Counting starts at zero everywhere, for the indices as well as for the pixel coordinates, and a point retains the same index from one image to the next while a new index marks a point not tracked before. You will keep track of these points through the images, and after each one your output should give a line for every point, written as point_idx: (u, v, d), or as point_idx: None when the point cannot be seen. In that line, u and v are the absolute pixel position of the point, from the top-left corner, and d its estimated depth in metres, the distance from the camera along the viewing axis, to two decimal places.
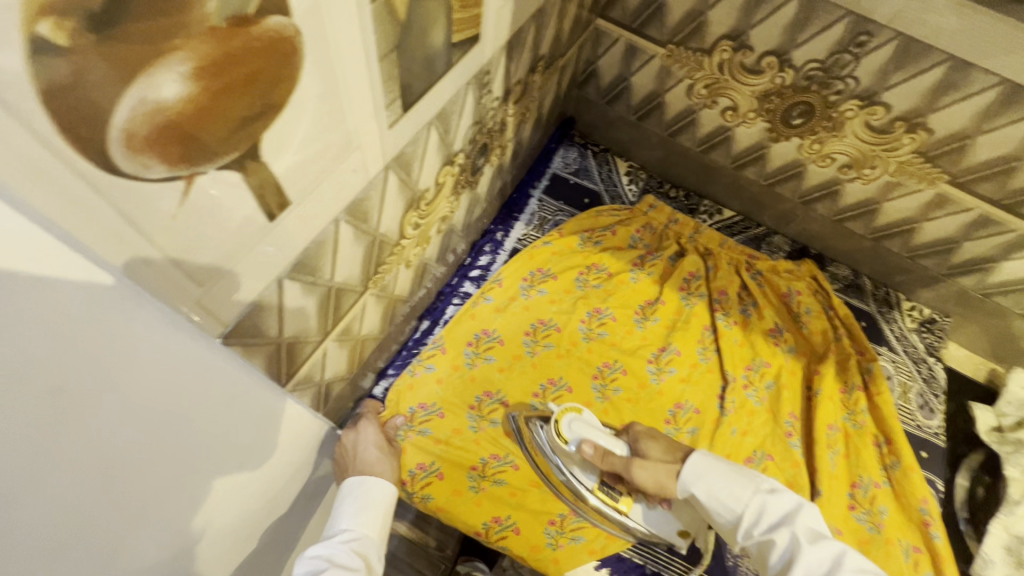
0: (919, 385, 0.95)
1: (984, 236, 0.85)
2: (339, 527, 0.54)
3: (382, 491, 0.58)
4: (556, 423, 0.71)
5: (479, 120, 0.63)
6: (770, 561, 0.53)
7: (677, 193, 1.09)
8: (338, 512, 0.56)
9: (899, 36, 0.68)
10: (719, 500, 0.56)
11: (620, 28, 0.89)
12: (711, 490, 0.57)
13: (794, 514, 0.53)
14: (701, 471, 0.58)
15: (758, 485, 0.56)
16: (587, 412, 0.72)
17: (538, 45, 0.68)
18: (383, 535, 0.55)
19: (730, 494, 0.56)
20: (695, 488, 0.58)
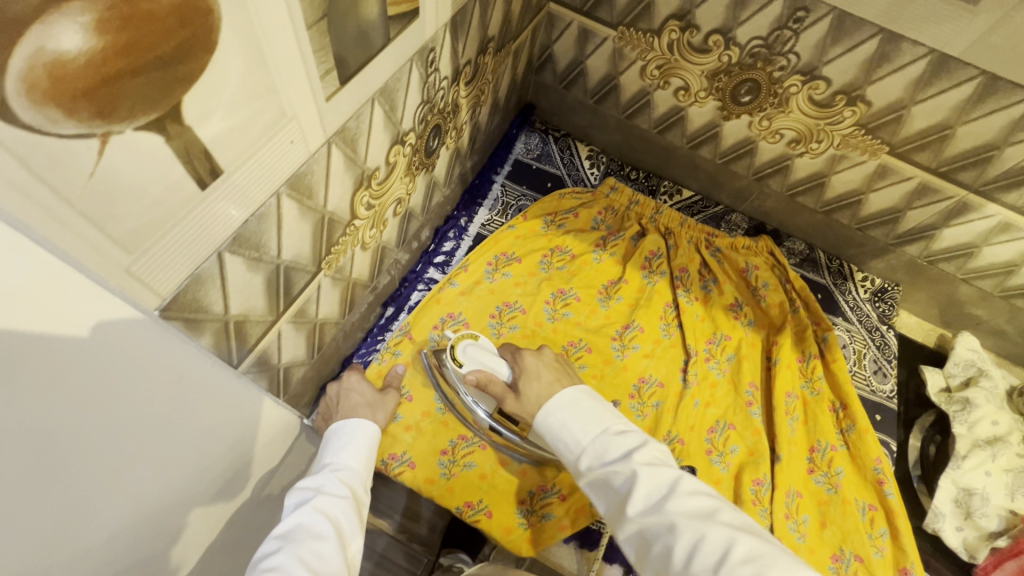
0: (871, 350, 0.99)
1: (925, 205, 0.88)
2: (327, 460, 0.59)
3: (371, 431, 0.63)
4: (452, 348, 0.74)
5: (428, 100, 0.64)
6: (614, 496, 0.53)
7: (637, 175, 1.12)
8: (329, 451, 0.60)
9: (833, 12, 0.71)
10: (568, 435, 0.58)
11: (572, 11, 0.90)
12: (568, 423, 0.58)
13: (637, 449, 0.54)
14: (564, 406, 0.59)
15: (606, 427, 0.57)
16: (482, 339, 0.75)
17: (485, 25, 0.69)
18: (367, 468, 0.60)
19: (585, 428, 0.57)
20: (551, 422, 0.59)
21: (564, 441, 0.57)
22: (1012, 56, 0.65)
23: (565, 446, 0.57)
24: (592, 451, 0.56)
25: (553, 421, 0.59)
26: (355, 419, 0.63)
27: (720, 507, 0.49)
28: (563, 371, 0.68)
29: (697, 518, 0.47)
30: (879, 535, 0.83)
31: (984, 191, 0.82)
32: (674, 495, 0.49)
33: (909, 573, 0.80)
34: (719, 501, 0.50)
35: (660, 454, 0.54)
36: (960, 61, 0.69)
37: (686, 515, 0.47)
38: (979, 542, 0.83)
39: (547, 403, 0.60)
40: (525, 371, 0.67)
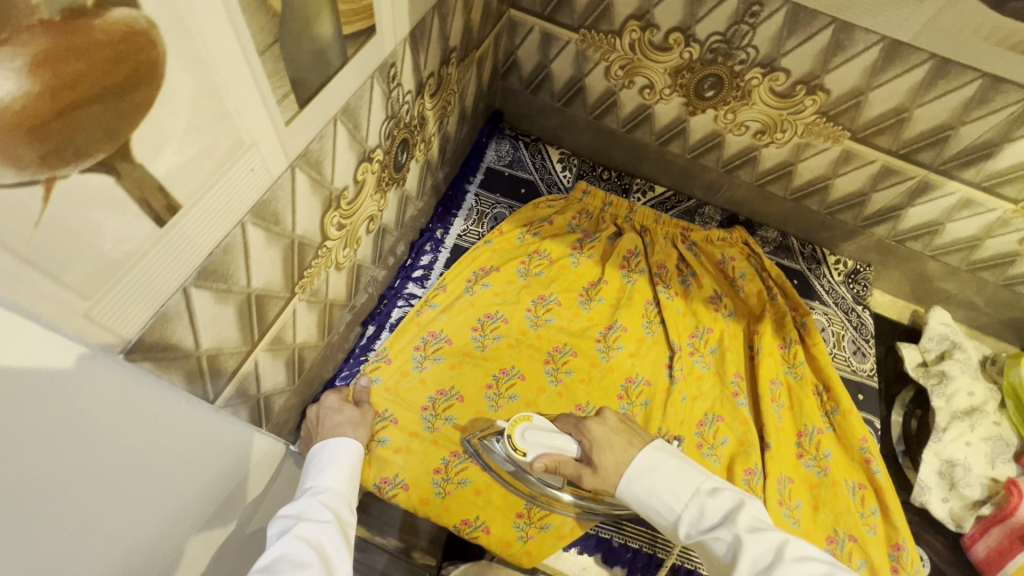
0: (849, 332, 1.01)
1: (889, 186, 0.90)
2: (309, 487, 0.56)
3: (353, 448, 0.62)
4: (509, 437, 0.64)
5: (393, 115, 0.63)
6: (719, 558, 0.51)
7: (609, 174, 1.12)
8: (309, 475, 0.58)
9: (786, 4, 0.73)
10: (658, 501, 0.56)
11: (533, 16, 0.91)
12: (656, 490, 0.56)
13: (735, 511, 0.52)
14: (645, 471, 0.57)
15: (698, 487, 0.55)
16: (538, 416, 0.66)
17: (446, 36, 0.69)
18: (350, 489, 0.58)
19: (675, 492, 0.55)
20: (638, 487, 0.57)
21: (656, 508, 0.56)
22: (960, 39, 0.68)
23: (657, 514, 0.56)
24: (688, 517, 0.54)
25: (639, 489, 0.57)
26: (336, 442, 0.62)
27: (833, 568, 0.47)
28: (635, 432, 0.62)
29: None
30: (870, 513, 0.84)
31: (944, 170, 0.84)
32: (782, 560, 0.47)
33: (901, 548, 0.82)
34: (830, 563, 0.48)
35: (758, 512, 0.52)
36: (912, 46, 0.71)
37: None
38: (966, 511, 0.85)
39: (629, 469, 0.58)
40: (594, 443, 0.61)
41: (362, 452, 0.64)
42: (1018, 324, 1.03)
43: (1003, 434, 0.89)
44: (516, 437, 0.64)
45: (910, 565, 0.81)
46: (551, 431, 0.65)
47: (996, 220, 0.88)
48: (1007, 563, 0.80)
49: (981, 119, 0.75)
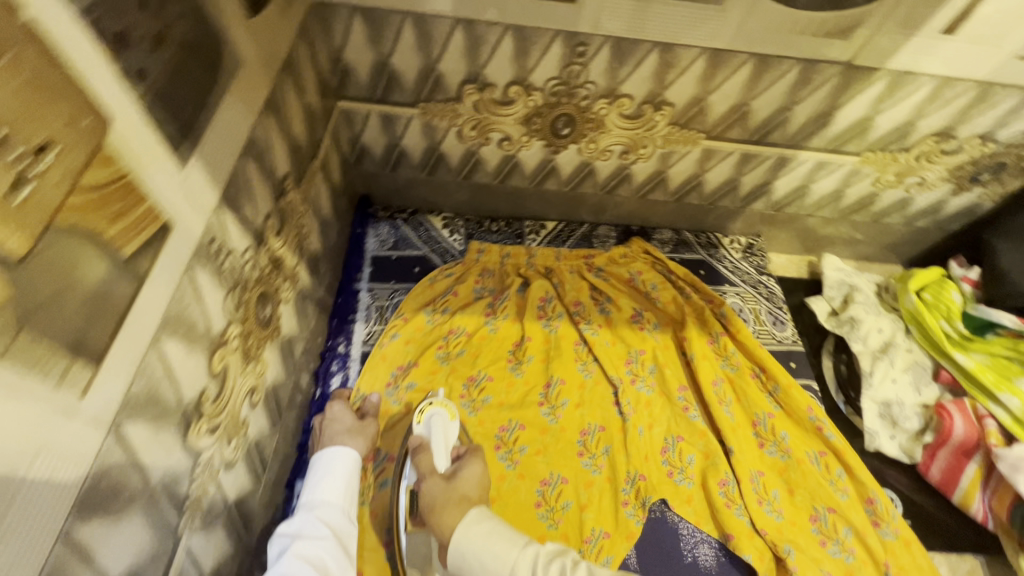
0: (763, 304, 1.06)
1: (753, 169, 0.94)
2: (309, 497, 0.68)
3: (352, 459, 0.73)
4: (428, 405, 0.82)
5: (235, 286, 0.55)
6: None
7: (498, 225, 1.09)
8: (312, 484, 0.70)
9: (608, 39, 0.73)
10: (491, 546, 0.59)
11: (363, 102, 0.84)
12: (494, 535, 0.60)
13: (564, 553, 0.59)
14: (484, 521, 0.62)
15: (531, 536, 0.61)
16: (451, 422, 0.81)
17: (270, 173, 0.61)
18: (347, 499, 0.70)
19: (512, 538, 0.60)
20: (477, 528, 0.61)
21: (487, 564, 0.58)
22: (770, 36, 0.71)
23: (495, 562, 0.58)
24: (523, 562, 0.58)
25: (475, 534, 0.60)
26: (341, 449, 0.74)
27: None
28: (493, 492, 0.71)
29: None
30: (838, 478, 0.87)
31: (794, 144, 0.88)
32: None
33: (874, 500, 0.86)
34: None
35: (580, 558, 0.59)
36: (731, 50, 0.73)
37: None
38: (912, 443, 0.90)
39: (466, 523, 0.62)
40: (463, 466, 0.72)
41: (361, 467, 0.75)
42: (894, 247, 1.13)
43: (919, 360, 0.95)
44: (425, 414, 0.82)
45: (887, 514, 0.85)
46: (444, 439, 0.79)
47: (849, 172, 0.94)
48: (959, 480, 0.86)
49: (809, 97, 0.79)
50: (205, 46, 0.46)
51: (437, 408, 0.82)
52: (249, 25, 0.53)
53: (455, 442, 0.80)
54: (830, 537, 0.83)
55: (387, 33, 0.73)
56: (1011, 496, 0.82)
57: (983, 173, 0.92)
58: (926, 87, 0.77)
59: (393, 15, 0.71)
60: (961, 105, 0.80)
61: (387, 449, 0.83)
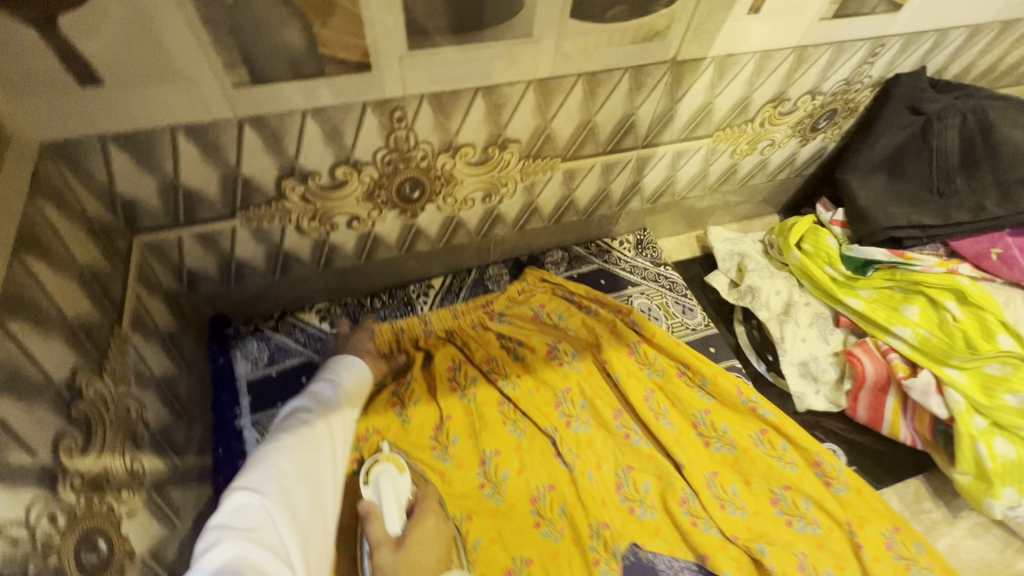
0: (669, 295, 1.05)
1: (618, 175, 0.91)
2: (327, 379, 0.78)
3: (365, 370, 0.83)
4: (378, 461, 0.78)
5: (25, 568, 0.41)
6: None
7: (381, 299, 0.99)
8: (329, 371, 0.80)
9: (424, 98, 0.64)
10: None
11: (167, 229, 0.70)
12: None
13: None
14: None
15: None
16: (405, 475, 0.77)
17: (41, 388, 0.47)
18: (358, 392, 0.80)
19: None
20: None
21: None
22: (591, 54, 0.66)
23: None
24: None
25: None
26: (355, 358, 0.83)
27: None
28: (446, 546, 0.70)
29: None
30: (784, 452, 0.88)
31: (649, 143, 0.85)
32: None
33: (820, 462, 0.87)
34: None
35: None
36: (556, 76, 0.68)
37: None
38: (836, 392, 0.92)
39: None
40: (416, 523, 0.70)
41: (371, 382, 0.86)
42: (767, 201, 1.16)
43: (819, 311, 0.98)
44: (372, 477, 0.76)
45: (834, 470, 0.87)
46: (397, 497, 0.74)
47: (707, 153, 0.93)
48: (884, 416, 0.89)
49: (648, 98, 0.76)
50: None
51: (385, 465, 0.77)
52: None
53: (408, 499, 0.76)
54: (794, 514, 0.84)
55: (160, 154, 0.60)
56: (928, 416, 0.85)
57: (821, 121, 0.95)
58: (750, 64, 0.77)
59: (158, 134, 0.58)
60: (785, 71, 0.81)
61: None
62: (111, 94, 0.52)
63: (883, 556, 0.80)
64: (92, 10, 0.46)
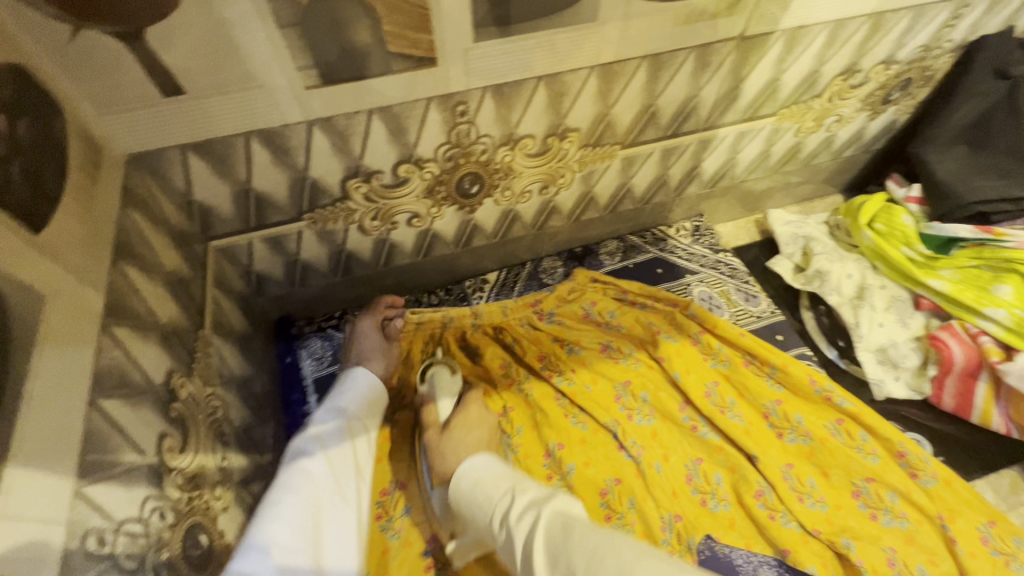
0: (730, 283, 1.01)
1: (676, 161, 0.88)
2: (336, 407, 0.66)
3: (380, 389, 0.72)
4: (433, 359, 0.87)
5: (143, 561, 0.43)
6: (515, 546, 0.54)
7: (437, 295, 0.99)
8: (336, 397, 0.68)
9: (487, 90, 0.63)
10: (482, 494, 0.61)
11: (239, 234, 0.71)
12: (481, 483, 0.62)
13: (550, 499, 0.56)
14: (476, 469, 0.64)
15: (518, 482, 0.60)
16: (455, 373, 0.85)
17: (143, 391, 0.49)
18: (370, 417, 0.68)
19: (496, 486, 0.60)
20: (468, 478, 0.64)
21: (477, 500, 0.61)
22: (657, 34, 0.64)
23: (485, 500, 0.60)
24: (503, 504, 0.58)
25: (466, 483, 0.63)
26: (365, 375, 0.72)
27: (576, 525, 0.51)
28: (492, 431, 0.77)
29: (561, 538, 0.50)
30: (864, 442, 0.84)
31: (711, 124, 0.82)
32: (539, 527, 0.52)
33: (905, 452, 0.83)
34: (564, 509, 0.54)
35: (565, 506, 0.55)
36: (620, 59, 0.65)
37: (575, 539, 0.49)
38: (918, 379, 0.87)
39: (469, 464, 0.66)
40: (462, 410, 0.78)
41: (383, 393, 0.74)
42: (830, 180, 1.11)
43: (896, 294, 0.92)
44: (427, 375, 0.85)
45: (920, 461, 0.83)
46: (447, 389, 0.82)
47: (771, 132, 0.89)
48: (973, 402, 0.83)
49: (711, 79, 0.73)
50: None
51: (437, 367, 0.85)
52: (38, 244, 0.40)
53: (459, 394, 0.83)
54: (879, 508, 0.79)
55: (235, 160, 0.61)
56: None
57: (894, 93, 0.89)
58: (822, 35, 0.72)
59: (234, 139, 0.58)
60: (859, 41, 0.76)
61: None
62: (192, 103, 0.53)
63: (979, 551, 0.75)
64: (176, 22, 0.47)
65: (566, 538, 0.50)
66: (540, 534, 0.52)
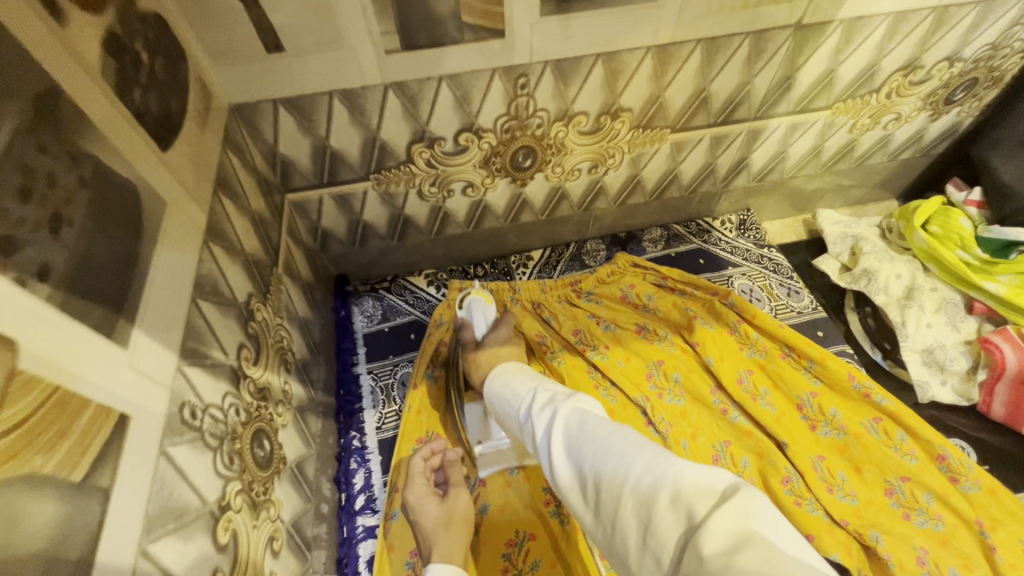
0: (772, 277, 1.02)
1: (725, 150, 0.90)
2: None
3: None
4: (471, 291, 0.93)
5: (221, 444, 0.50)
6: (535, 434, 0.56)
7: (482, 268, 1.04)
8: None
9: (548, 65, 0.68)
10: (512, 396, 0.66)
11: (313, 189, 0.79)
12: (511, 387, 0.67)
13: (570, 398, 0.57)
14: (510, 377, 0.70)
15: (545, 385, 0.63)
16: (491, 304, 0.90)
17: (230, 304, 0.56)
18: None
19: (526, 388, 0.64)
20: (501, 383, 0.71)
21: (512, 400, 0.66)
22: (714, 17, 0.67)
23: (515, 398, 0.65)
24: (529, 400, 0.62)
25: (499, 388, 0.70)
26: None
27: (590, 417, 0.51)
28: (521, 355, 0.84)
29: (577, 426, 0.51)
30: (901, 442, 0.83)
31: (762, 115, 0.84)
32: (555, 414, 0.54)
33: (946, 456, 0.81)
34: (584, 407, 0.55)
35: (583, 404, 0.55)
36: (676, 41, 0.69)
37: (587, 427, 0.50)
38: (966, 384, 0.85)
39: (499, 369, 0.75)
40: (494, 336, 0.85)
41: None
42: (885, 184, 1.09)
43: (947, 297, 0.90)
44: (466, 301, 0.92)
45: (962, 467, 0.80)
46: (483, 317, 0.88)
47: (824, 126, 0.89)
48: None
49: (765, 67, 0.75)
50: (124, 209, 0.41)
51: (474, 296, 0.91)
52: (163, 160, 0.48)
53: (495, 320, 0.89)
54: (912, 507, 0.78)
55: (317, 117, 0.68)
56: None
57: (957, 93, 0.88)
58: (882, 26, 0.73)
59: (319, 97, 0.66)
60: (921, 35, 0.76)
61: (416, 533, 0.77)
62: (289, 61, 0.60)
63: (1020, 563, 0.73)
64: None
65: (578, 428, 0.50)
66: (555, 421, 0.54)
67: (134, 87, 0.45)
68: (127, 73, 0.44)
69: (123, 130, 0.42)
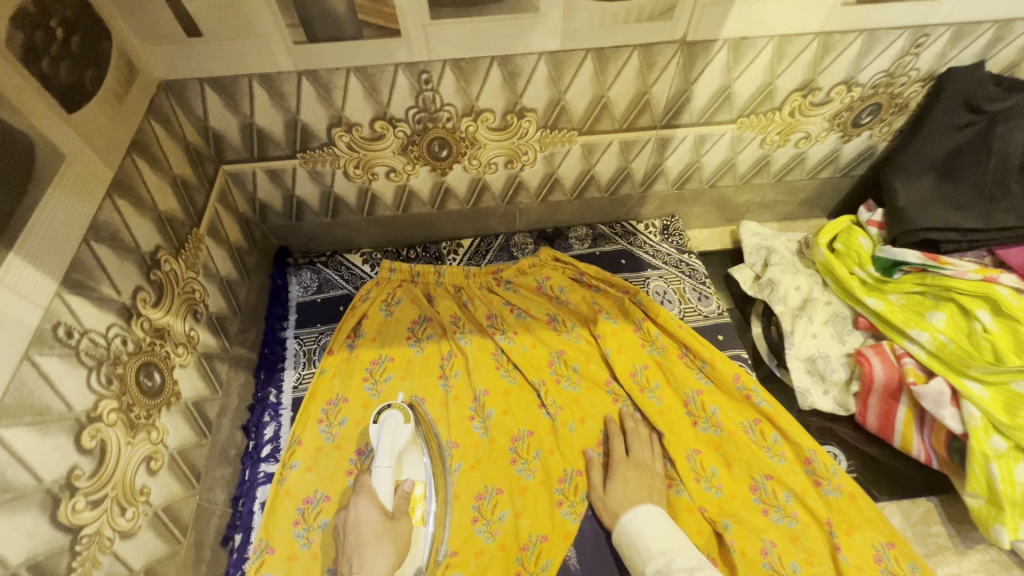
0: (687, 282, 1.06)
1: (638, 154, 0.95)
2: None
3: None
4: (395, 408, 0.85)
5: (98, 365, 0.58)
6: None
7: (415, 251, 1.12)
8: None
9: (446, 63, 0.75)
10: (644, 544, 0.73)
11: (245, 162, 0.87)
12: (653, 533, 0.74)
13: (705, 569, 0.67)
14: (644, 523, 0.75)
15: (679, 547, 0.72)
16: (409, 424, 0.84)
17: (130, 251, 0.64)
18: None
19: (659, 543, 0.73)
20: (638, 527, 0.75)
21: (643, 543, 0.74)
22: (598, 30, 0.73)
23: (645, 548, 0.73)
24: (660, 556, 0.71)
25: (632, 527, 0.76)
26: None
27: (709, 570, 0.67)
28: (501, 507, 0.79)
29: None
30: (774, 444, 0.87)
31: (667, 124, 0.89)
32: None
33: (812, 460, 0.84)
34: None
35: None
36: (567, 50, 0.75)
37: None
38: (844, 395, 0.88)
39: (637, 512, 0.77)
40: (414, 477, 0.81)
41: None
42: (811, 202, 1.13)
43: (838, 311, 0.95)
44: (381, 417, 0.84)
45: (827, 471, 0.84)
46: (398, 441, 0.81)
47: (732, 139, 0.94)
48: (894, 425, 0.84)
49: (660, 78, 0.81)
50: (13, 154, 0.50)
51: (392, 411, 0.84)
52: (69, 120, 0.57)
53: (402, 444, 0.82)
54: (772, 504, 0.82)
55: (241, 96, 0.77)
56: (944, 432, 0.79)
57: (863, 116, 0.92)
58: (768, 48, 0.78)
59: (240, 79, 0.74)
60: (810, 58, 0.80)
61: (319, 489, 0.84)
62: (206, 44, 0.69)
63: (867, 565, 0.76)
64: None
65: None
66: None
67: (43, 57, 0.54)
68: (36, 44, 0.53)
69: (24, 90, 0.51)
